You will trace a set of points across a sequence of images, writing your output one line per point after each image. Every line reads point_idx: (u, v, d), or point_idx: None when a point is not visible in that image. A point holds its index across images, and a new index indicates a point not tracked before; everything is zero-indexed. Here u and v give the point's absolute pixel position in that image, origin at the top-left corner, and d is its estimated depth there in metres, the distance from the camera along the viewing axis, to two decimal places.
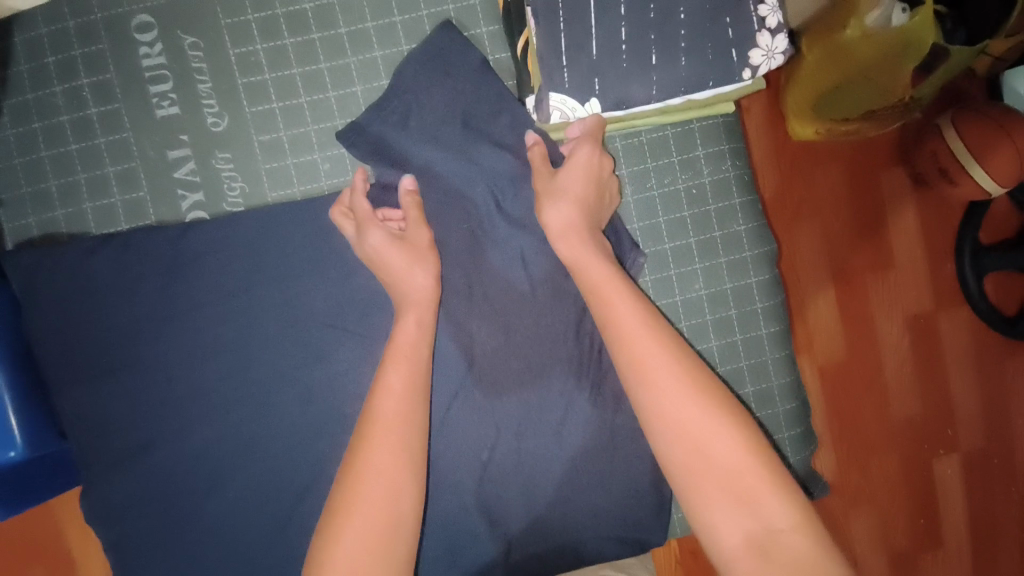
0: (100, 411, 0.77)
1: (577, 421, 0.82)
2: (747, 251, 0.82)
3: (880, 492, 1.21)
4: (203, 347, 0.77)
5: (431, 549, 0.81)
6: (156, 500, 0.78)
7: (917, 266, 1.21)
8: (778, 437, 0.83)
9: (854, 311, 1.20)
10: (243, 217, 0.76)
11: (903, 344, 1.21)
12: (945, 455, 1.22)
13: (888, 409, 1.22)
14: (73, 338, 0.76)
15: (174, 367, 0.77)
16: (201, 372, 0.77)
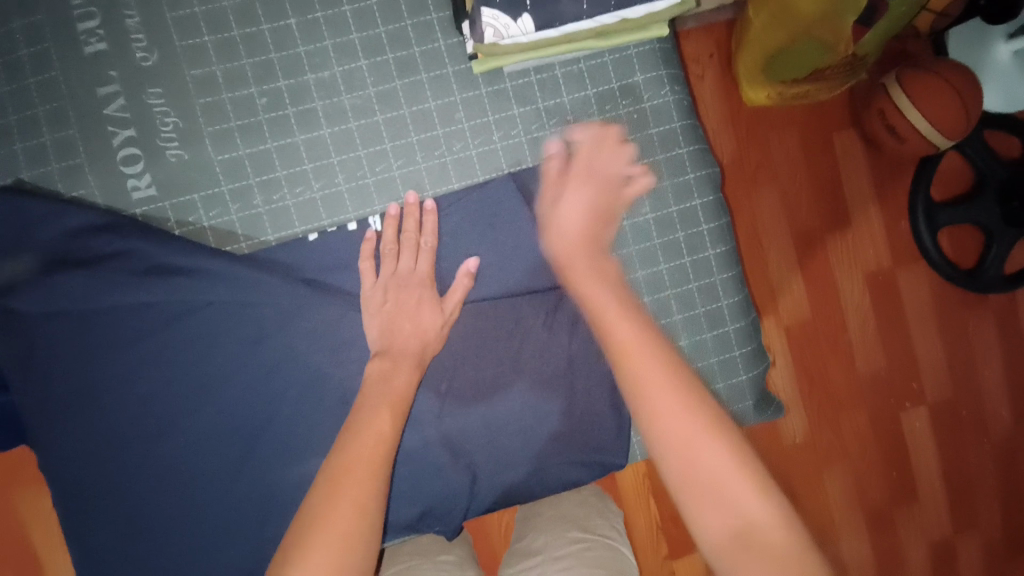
0: (34, 359, 0.74)
1: (534, 348, 0.82)
2: (690, 173, 0.84)
3: (852, 448, 1.23)
4: (138, 293, 0.74)
5: (396, 485, 0.81)
6: (102, 447, 0.76)
7: (873, 220, 1.22)
8: (730, 355, 0.86)
9: (815, 273, 1.21)
10: (206, 223, 0.76)
11: (865, 302, 1.22)
12: (912, 408, 1.25)
13: (856, 372, 1.23)
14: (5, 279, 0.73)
15: (117, 310, 0.74)
16: (145, 316, 0.75)
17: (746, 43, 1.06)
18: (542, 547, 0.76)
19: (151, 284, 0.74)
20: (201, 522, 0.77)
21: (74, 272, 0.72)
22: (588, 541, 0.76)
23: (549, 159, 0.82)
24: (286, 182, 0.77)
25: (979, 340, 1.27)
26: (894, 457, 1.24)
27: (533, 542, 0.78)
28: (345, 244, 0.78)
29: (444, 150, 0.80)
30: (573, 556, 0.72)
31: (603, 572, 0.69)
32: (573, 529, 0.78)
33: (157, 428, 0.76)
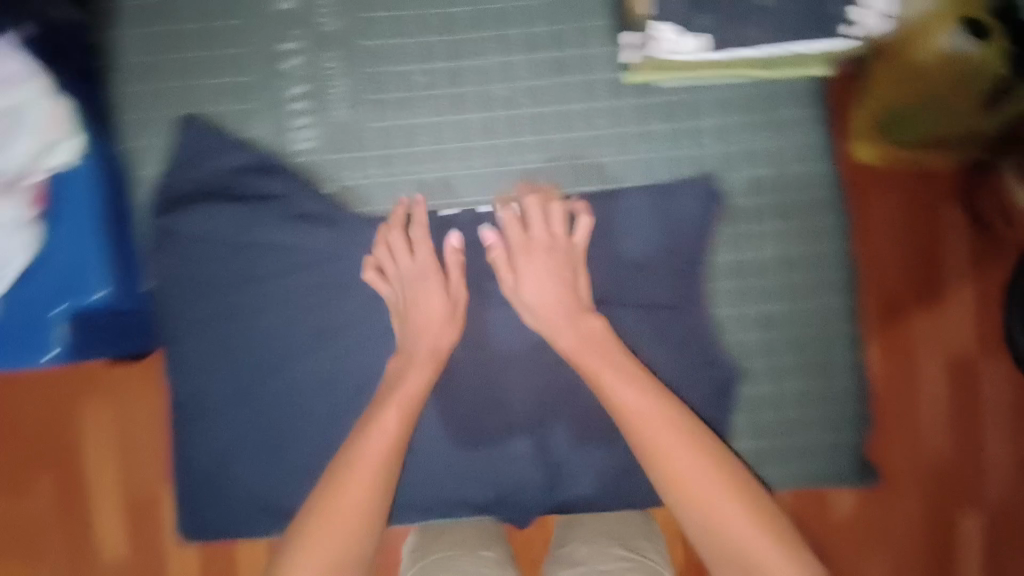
0: (177, 281, 0.79)
1: (636, 363, 0.82)
2: (823, 219, 0.82)
3: (905, 548, 0.93)
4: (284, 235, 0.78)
5: (478, 463, 0.84)
6: (220, 374, 0.80)
7: (963, 294, 0.93)
8: (827, 401, 0.86)
9: (895, 346, 0.92)
10: (354, 184, 0.80)
11: (943, 386, 0.93)
12: (969, 508, 0.93)
13: (988, 460, 0.93)
14: (166, 202, 0.78)
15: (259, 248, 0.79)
16: (283, 259, 0.79)
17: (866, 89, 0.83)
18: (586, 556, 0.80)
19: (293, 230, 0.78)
20: (290, 460, 0.81)
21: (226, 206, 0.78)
22: (631, 561, 0.80)
23: (687, 178, 0.81)
24: (429, 157, 0.80)
25: None
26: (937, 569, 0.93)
27: (575, 549, 0.82)
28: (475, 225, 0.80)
29: (581, 152, 0.81)
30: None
31: None
32: (618, 546, 0.81)
33: (265, 365, 0.80)
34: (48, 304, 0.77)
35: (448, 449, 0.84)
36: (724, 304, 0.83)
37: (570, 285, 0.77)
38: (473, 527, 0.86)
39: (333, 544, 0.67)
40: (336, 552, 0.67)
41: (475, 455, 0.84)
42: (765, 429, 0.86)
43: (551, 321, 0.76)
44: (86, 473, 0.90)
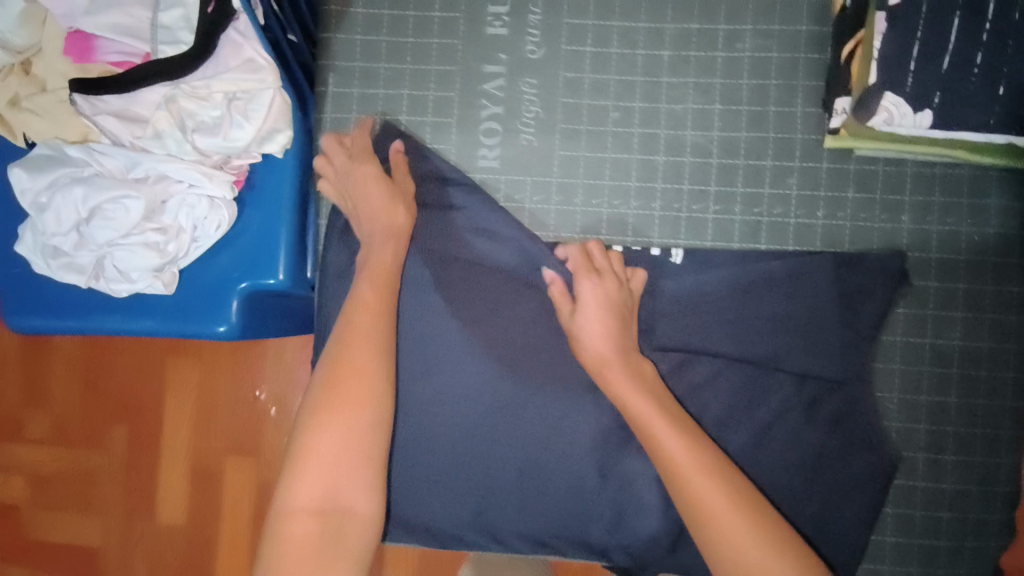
0: (335, 271, 0.80)
1: (785, 432, 0.78)
2: (1011, 314, 0.79)
3: None
4: (450, 248, 0.81)
5: (601, 506, 0.81)
6: None
7: None
8: (989, 518, 0.78)
9: None
10: (529, 206, 0.82)
11: None
12: None
13: None
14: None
15: (425, 252, 0.81)
16: (443, 266, 0.81)
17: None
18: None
19: (475, 245, 0.82)
20: (424, 467, 0.81)
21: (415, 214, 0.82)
22: None
23: (876, 251, 0.79)
24: (609, 190, 0.81)
25: None
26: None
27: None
28: (648, 262, 0.81)
29: (765, 210, 0.80)
30: None
31: None
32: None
33: (411, 370, 0.81)
34: (227, 276, 0.80)
35: (574, 489, 0.81)
36: (892, 387, 0.79)
37: (621, 310, 0.75)
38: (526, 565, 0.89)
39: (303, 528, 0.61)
40: (309, 530, 0.61)
41: (601, 498, 0.81)
42: (913, 527, 0.79)
43: (607, 353, 0.72)
44: (155, 420, 1.19)
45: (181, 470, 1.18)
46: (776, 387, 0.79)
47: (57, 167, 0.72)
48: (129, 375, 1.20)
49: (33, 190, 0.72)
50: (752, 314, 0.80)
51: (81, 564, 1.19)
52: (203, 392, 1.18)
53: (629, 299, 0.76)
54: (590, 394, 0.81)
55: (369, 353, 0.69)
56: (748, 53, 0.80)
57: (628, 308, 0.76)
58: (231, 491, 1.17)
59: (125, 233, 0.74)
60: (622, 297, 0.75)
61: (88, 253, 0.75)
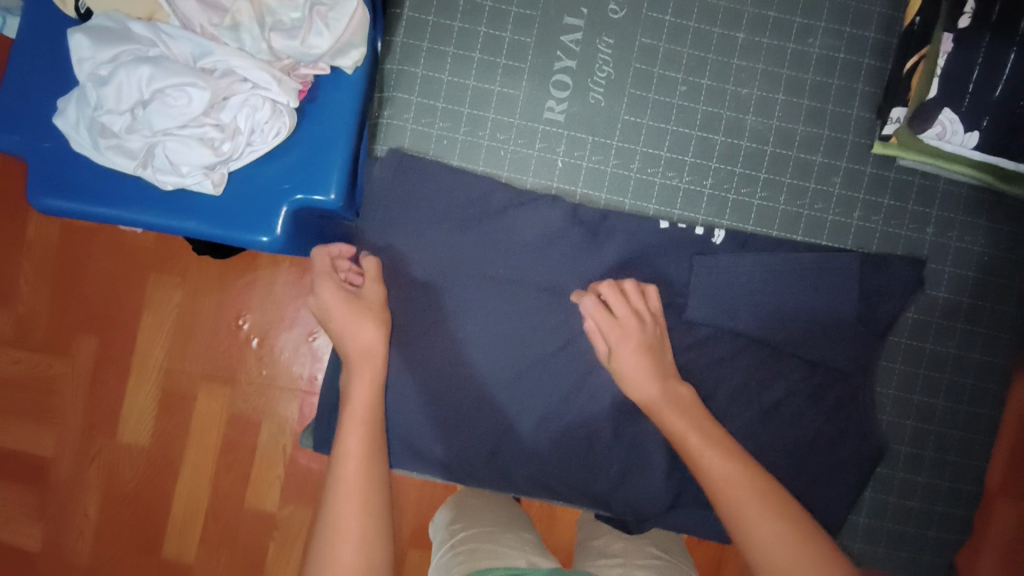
0: (385, 201, 0.82)
1: (789, 413, 0.84)
2: (1005, 333, 0.85)
3: None
4: (495, 200, 0.83)
5: (611, 461, 0.85)
6: (404, 306, 0.82)
7: None
8: (953, 511, 0.86)
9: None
10: (586, 164, 0.84)
11: None
12: None
13: None
14: (419, 135, 0.84)
15: (472, 199, 0.83)
16: (486, 216, 0.83)
17: None
18: (621, 551, 0.85)
19: (516, 200, 0.83)
20: (450, 404, 0.84)
21: (479, 160, 0.84)
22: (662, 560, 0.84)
23: (898, 255, 0.84)
24: (665, 162, 0.84)
25: None
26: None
27: (609, 542, 0.87)
28: (689, 237, 0.84)
29: (807, 204, 0.85)
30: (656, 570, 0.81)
31: None
32: (652, 546, 0.86)
33: (445, 311, 0.83)
34: (278, 188, 0.77)
35: (588, 441, 0.85)
36: (890, 383, 0.86)
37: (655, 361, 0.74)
38: (512, 513, 0.93)
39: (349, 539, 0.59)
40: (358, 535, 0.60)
41: (609, 453, 0.85)
42: (886, 510, 0.87)
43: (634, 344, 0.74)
44: (130, 332, 1.16)
45: (150, 387, 1.15)
46: (787, 369, 0.84)
47: (120, 43, 0.70)
48: (106, 281, 1.16)
49: (94, 61, 0.70)
50: (772, 308, 0.83)
51: (31, 471, 1.16)
52: (190, 309, 1.16)
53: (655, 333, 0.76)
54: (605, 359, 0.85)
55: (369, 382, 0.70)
56: (816, 49, 0.83)
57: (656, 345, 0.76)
58: (200, 414, 1.15)
59: (182, 123, 0.72)
60: (644, 336, 0.75)
61: (139, 137, 0.72)
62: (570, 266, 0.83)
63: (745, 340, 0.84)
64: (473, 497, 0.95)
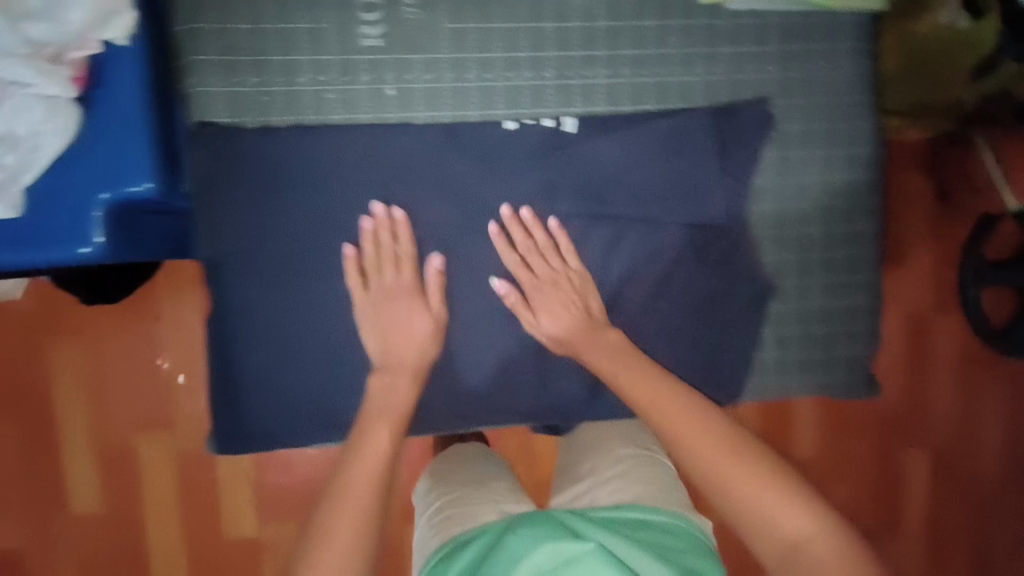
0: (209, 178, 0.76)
1: (680, 279, 0.86)
2: (863, 148, 0.88)
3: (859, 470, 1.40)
4: (317, 151, 0.77)
5: (528, 375, 0.85)
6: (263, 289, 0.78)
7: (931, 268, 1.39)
8: (854, 328, 0.91)
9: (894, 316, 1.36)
10: (419, 86, 0.79)
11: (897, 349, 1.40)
12: (913, 446, 1.41)
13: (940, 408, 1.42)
14: (230, 99, 0.76)
15: (298, 158, 0.77)
16: (315, 170, 0.77)
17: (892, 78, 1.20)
18: (591, 469, 0.87)
19: (338, 144, 0.77)
20: (345, 367, 0.81)
21: (306, 109, 0.78)
22: (635, 458, 0.87)
23: (747, 100, 0.84)
24: (502, 64, 0.80)
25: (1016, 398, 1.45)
26: (891, 497, 1.40)
27: (584, 464, 0.89)
28: (541, 133, 0.81)
29: (650, 71, 0.82)
30: (624, 478, 0.83)
31: (651, 490, 0.81)
32: (620, 449, 0.88)
33: (300, 282, 0.78)
34: (87, 189, 0.70)
35: (502, 365, 0.84)
36: (765, 225, 0.88)
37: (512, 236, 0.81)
38: (481, 461, 0.93)
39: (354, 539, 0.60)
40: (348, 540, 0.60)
41: (525, 370, 0.85)
42: (791, 341, 0.90)
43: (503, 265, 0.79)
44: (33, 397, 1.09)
45: (81, 440, 1.11)
46: (666, 237, 0.85)
47: None
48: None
49: None
50: (635, 182, 0.84)
51: None
52: (92, 353, 1.10)
53: (513, 198, 0.81)
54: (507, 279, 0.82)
55: (348, 525, 0.61)
56: None
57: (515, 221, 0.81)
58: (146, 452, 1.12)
59: None
60: (496, 216, 0.81)
61: None
62: (431, 199, 0.80)
63: (624, 222, 0.84)
64: (454, 457, 0.94)
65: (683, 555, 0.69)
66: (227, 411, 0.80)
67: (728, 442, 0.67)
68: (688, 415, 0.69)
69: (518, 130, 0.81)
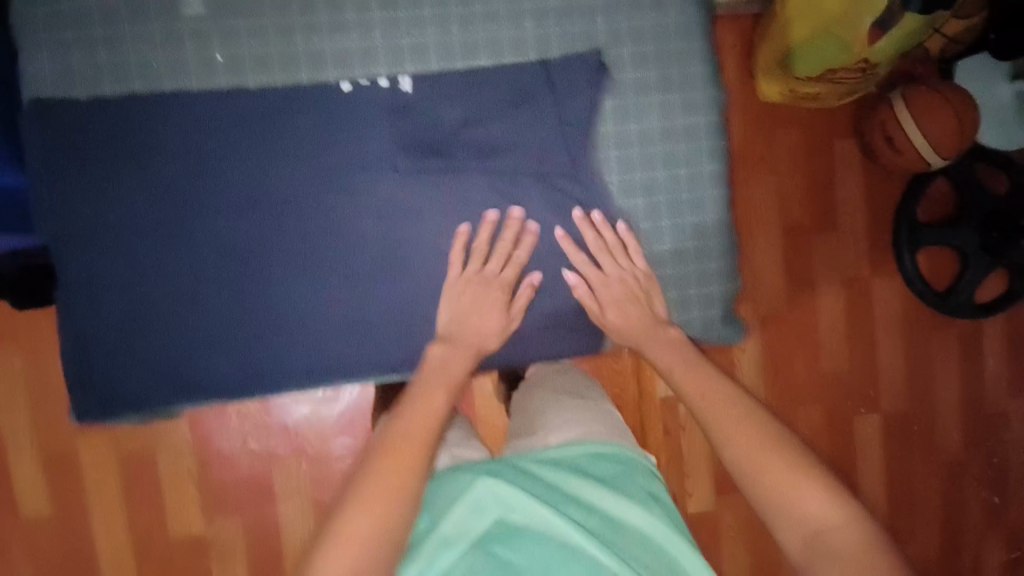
0: (48, 152, 0.80)
1: (537, 230, 0.89)
2: (699, 90, 0.91)
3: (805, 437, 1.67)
4: (157, 123, 0.81)
5: (388, 327, 0.88)
6: (114, 257, 0.82)
7: (847, 240, 1.67)
8: (707, 266, 0.95)
9: (795, 272, 1.64)
10: (247, 53, 0.82)
11: (840, 313, 1.68)
12: (867, 413, 1.71)
13: (883, 372, 1.72)
14: (61, 76, 0.80)
15: (142, 130, 0.81)
16: (156, 140, 0.81)
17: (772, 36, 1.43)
18: (545, 417, 0.93)
19: (173, 114, 0.81)
20: (208, 329, 0.85)
21: (133, 79, 0.81)
22: (582, 401, 0.96)
23: (577, 52, 0.87)
24: (328, 27, 0.83)
25: (931, 342, 1.74)
26: (847, 452, 1.71)
27: (536, 412, 0.96)
28: (376, 94, 0.84)
29: (479, 28, 0.86)
30: (575, 417, 0.91)
31: (602, 429, 0.89)
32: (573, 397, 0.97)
33: (155, 247, 0.83)
34: None
35: (362, 319, 0.88)
36: (611, 170, 0.91)
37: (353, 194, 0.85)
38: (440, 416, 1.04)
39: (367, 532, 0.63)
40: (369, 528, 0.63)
41: (380, 324, 0.88)
42: None
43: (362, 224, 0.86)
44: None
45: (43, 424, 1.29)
46: (517, 190, 0.88)
47: None
48: None
49: None
50: (481, 137, 0.87)
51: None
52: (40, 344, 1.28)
53: (360, 159, 0.85)
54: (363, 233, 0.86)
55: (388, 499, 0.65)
56: None
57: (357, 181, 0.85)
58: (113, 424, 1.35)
59: None
60: (337, 176, 0.85)
61: None
62: (279, 165, 0.84)
63: (473, 177, 0.87)
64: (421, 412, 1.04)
65: (633, 478, 0.81)
66: (95, 377, 0.85)
67: (733, 416, 0.74)
68: (730, 406, 0.76)
69: (354, 93, 0.84)
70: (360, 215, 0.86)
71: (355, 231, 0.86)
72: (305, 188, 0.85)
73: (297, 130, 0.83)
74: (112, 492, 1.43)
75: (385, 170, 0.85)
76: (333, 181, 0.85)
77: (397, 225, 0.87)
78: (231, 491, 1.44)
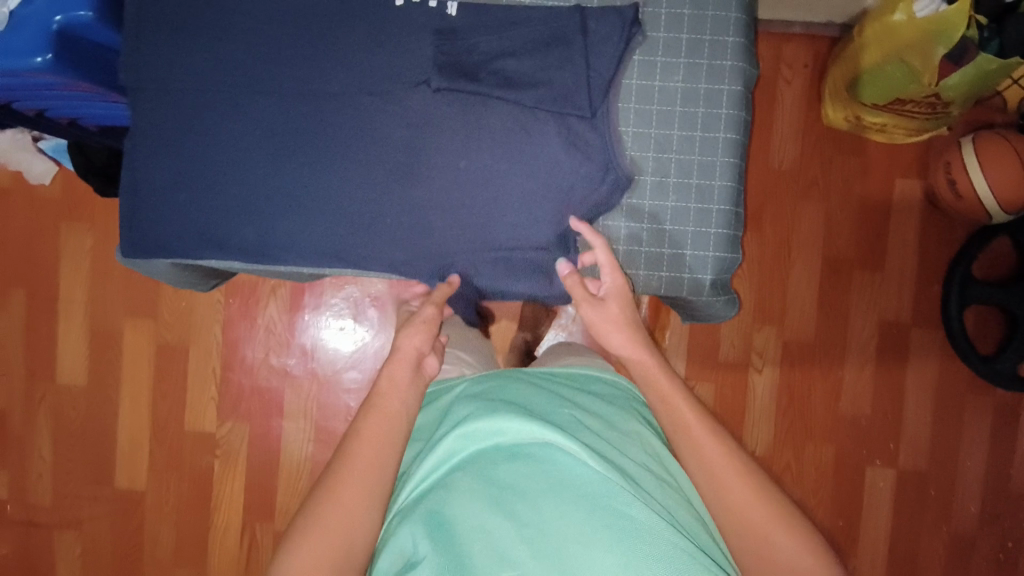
0: (142, 17, 0.94)
1: (548, 163, 0.93)
2: (728, 59, 0.95)
3: (807, 473, 1.58)
4: (235, 9, 0.94)
5: (392, 227, 0.95)
6: (173, 116, 0.95)
7: (898, 279, 1.56)
8: (705, 232, 0.99)
9: (830, 302, 1.56)
10: None
11: (871, 355, 1.57)
12: (881, 466, 1.58)
13: (910, 426, 1.58)
14: None
15: (221, 12, 0.94)
16: (230, 23, 0.94)
17: (845, 58, 1.38)
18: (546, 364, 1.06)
19: (249, 3, 0.94)
20: (237, 196, 0.95)
21: None
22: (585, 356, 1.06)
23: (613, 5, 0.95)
24: None
25: (971, 406, 1.58)
26: (850, 505, 1.58)
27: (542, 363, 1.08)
28: (425, 12, 0.94)
29: None
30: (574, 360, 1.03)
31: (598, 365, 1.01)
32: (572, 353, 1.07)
33: (209, 114, 0.94)
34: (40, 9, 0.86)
35: (368, 214, 0.95)
36: (627, 121, 0.97)
37: (384, 97, 0.93)
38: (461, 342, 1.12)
39: (349, 501, 0.72)
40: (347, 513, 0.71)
41: (382, 224, 0.95)
42: (642, 237, 0.99)
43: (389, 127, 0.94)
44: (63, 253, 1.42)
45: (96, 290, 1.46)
46: (536, 122, 0.93)
47: None
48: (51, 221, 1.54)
49: None
50: (510, 67, 0.93)
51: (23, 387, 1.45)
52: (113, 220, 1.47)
53: (398, 67, 0.93)
54: (386, 135, 0.93)
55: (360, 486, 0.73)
56: None
57: (389, 86, 0.93)
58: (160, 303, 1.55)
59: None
60: (374, 80, 0.93)
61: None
62: (325, 61, 0.93)
63: (497, 103, 0.93)
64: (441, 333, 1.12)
65: (631, 403, 0.90)
66: (138, 218, 0.98)
67: (688, 429, 0.80)
68: (717, 448, 0.77)
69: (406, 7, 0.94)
70: (387, 119, 0.93)
71: (380, 133, 0.94)
72: (343, 84, 0.93)
73: (349, 34, 0.93)
74: (142, 373, 1.57)
75: (416, 82, 0.93)
76: (368, 83, 0.93)
77: (419, 136, 0.93)
78: (246, 398, 1.55)
